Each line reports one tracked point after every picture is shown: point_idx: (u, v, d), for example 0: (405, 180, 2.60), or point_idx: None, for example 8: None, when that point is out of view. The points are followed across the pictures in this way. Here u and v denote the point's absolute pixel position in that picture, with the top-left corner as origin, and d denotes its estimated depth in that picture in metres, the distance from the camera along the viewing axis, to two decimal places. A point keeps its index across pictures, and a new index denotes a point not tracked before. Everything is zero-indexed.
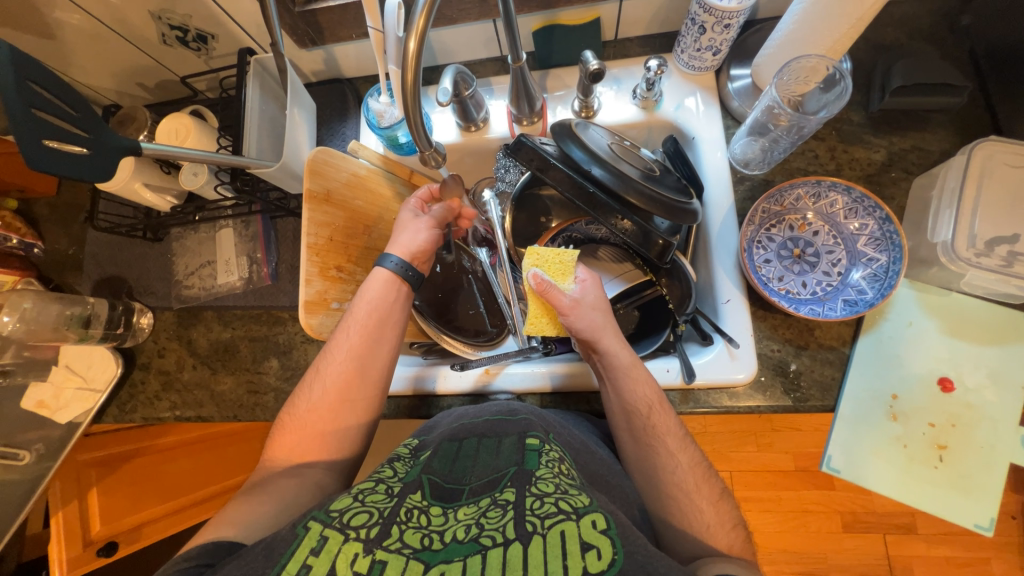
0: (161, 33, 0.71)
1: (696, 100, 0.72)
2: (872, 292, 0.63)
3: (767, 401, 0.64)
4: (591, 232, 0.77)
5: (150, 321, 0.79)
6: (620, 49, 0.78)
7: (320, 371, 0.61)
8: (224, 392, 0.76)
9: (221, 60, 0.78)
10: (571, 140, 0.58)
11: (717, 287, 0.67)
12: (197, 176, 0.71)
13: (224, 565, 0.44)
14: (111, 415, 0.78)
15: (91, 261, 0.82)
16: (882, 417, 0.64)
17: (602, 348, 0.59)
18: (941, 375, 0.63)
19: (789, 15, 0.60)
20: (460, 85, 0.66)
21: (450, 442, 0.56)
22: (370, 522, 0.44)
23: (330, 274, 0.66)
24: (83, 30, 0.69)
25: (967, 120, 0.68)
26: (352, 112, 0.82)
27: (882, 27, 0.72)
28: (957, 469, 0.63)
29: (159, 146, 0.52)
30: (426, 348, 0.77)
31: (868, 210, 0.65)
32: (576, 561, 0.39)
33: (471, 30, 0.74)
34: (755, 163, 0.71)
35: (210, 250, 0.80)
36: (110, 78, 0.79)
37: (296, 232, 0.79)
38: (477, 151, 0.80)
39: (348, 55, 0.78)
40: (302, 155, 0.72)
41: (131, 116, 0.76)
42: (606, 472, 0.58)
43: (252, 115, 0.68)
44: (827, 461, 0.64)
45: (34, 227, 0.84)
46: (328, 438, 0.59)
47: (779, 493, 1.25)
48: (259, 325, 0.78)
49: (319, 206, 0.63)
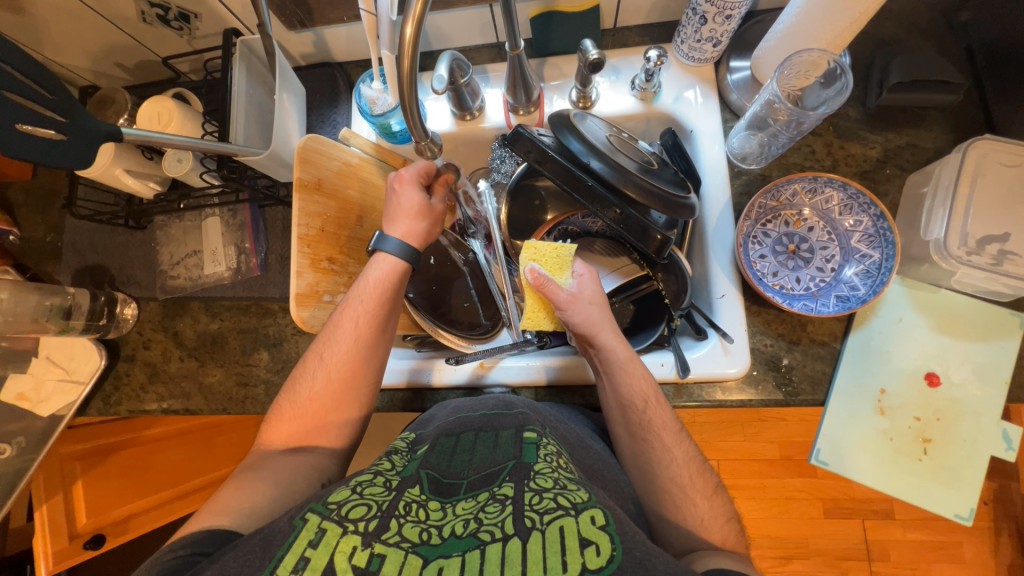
0: (140, 10, 0.68)
1: (695, 93, 0.71)
2: (865, 288, 0.64)
3: (758, 395, 0.65)
4: (587, 225, 0.75)
5: (134, 311, 0.77)
6: (619, 39, 0.76)
7: (323, 359, 0.60)
8: (213, 385, 0.74)
9: (205, 40, 0.75)
10: (569, 131, 0.56)
11: (712, 282, 0.67)
12: (182, 162, 0.68)
13: (219, 554, 0.43)
14: (95, 408, 0.76)
15: (71, 249, 0.79)
16: (870, 410, 0.65)
17: (599, 342, 0.58)
18: (928, 370, 0.65)
19: (792, 7, 0.59)
20: (455, 73, 0.64)
21: (448, 437, 0.55)
22: (369, 515, 0.44)
23: (322, 266, 0.64)
24: (55, 6, 0.65)
25: (960, 118, 0.68)
26: (343, 98, 0.79)
27: (882, 21, 0.71)
28: (938, 460, 0.65)
29: (141, 131, 0.49)
30: (420, 340, 0.75)
31: (864, 207, 0.65)
32: (575, 557, 0.39)
33: (467, 14, 0.71)
34: (753, 157, 0.71)
35: (196, 240, 0.78)
36: (86, 56, 0.76)
37: (286, 221, 0.77)
38: (473, 141, 0.78)
39: (339, 38, 0.75)
40: (291, 143, 0.70)
41: (110, 98, 0.73)
42: (602, 466, 0.58)
43: (239, 100, 0.66)
44: (816, 454, 0.66)
45: (9, 213, 0.81)
46: (328, 426, 0.59)
47: (764, 481, 1.27)
48: (248, 317, 0.76)
49: (310, 195, 0.61)
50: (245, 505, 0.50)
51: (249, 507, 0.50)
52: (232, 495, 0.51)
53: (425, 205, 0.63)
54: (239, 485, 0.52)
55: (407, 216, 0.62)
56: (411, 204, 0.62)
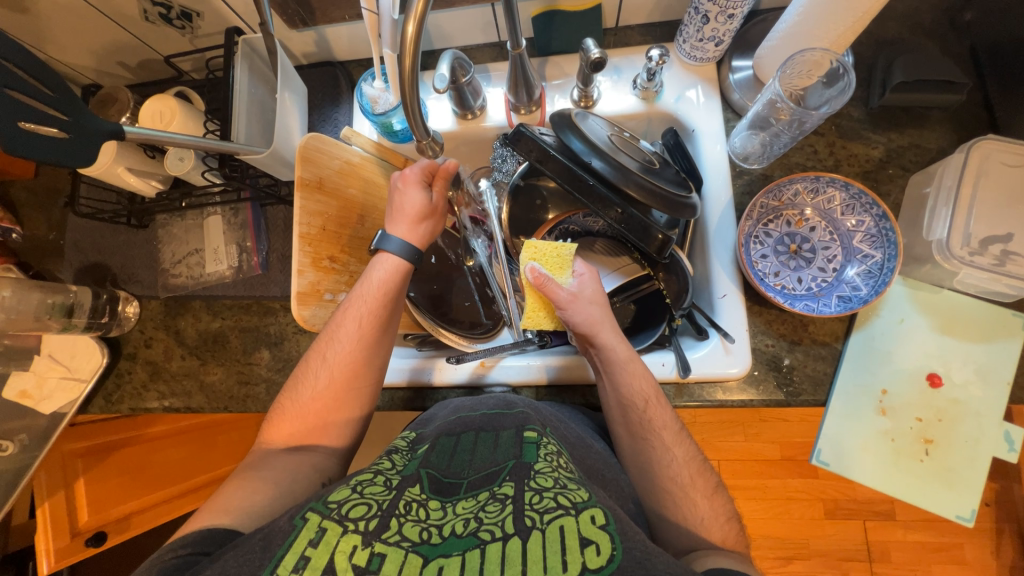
0: (142, 9, 0.68)
1: (696, 92, 0.71)
2: (867, 288, 0.64)
3: (759, 395, 0.65)
4: (588, 225, 0.75)
5: (136, 310, 0.77)
6: (621, 38, 0.76)
7: (325, 358, 0.60)
8: (214, 383, 0.75)
9: (207, 39, 0.75)
10: (571, 131, 0.56)
11: (713, 282, 0.67)
12: (183, 161, 0.68)
13: (220, 554, 0.43)
14: (98, 406, 0.76)
15: (73, 248, 0.79)
16: (871, 411, 0.65)
17: (600, 342, 0.58)
18: (930, 371, 0.64)
19: (794, 6, 0.59)
20: (457, 72, 0.64)
21: (448, 437, 0.55)
22: (369, 514, 0.44)
23: (323, 265, 0.64)
24: (57, 4, 0.65)
25: (963, 118, 0.68)
26: (345, 97, 0.79)
27: (885, 20, 0.71)
28: (940, 461, 0.65)
29: (143, 130, 0.49)
30: (421, 339, 0.75)
31: (866, 207, 0.64)
32: (575, 557, 0.39)
33: (469, 13, 0.71)
34: (755, 157, 0.71)
35: (197, 239, 0.78)
36: (89, 55, 0.76)
37: (287, 220, 0.77)
38: (474, 140, 0.78)
39: (340, 37, 0.75)
40: (293, 142, 0.70)
41: (113, 97, 0.73)
42: (602, 466, 0.58)
43: (241, 99, 0.66)
44: (817, 454, 0.66)
45: (12, 212, 0.81)
46: (329, 425, 0.59)
47: (765, 482, 1.27)
48: (249, 316, 0.76)
49: (312, 194, 0.61)
50: (245, 505, 0.50)
51: (249, 506, 0.50)
52: (233, 494, 0.51)
53: (427, 207, 0.63)
54: (240, 484, 0.52)
55: (409, 215, 0.62)
56: (413, 205, 0.62)
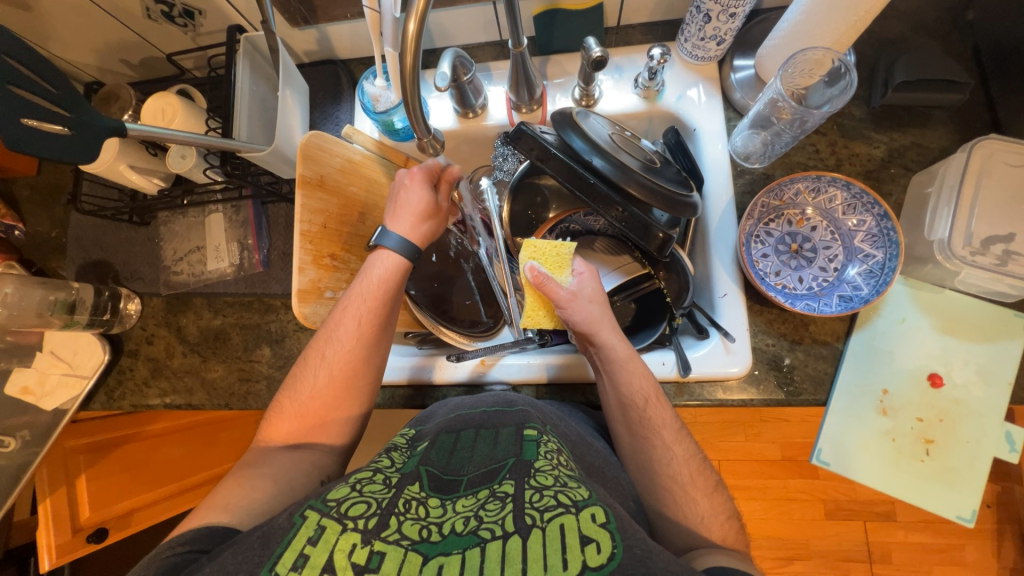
0: (145, 7, 0.68)
1: (698, 92, 0.71)
2: (867, 288, 0.64)
3: (760, 394, 0.65)
4: (590, 223, 0.75)
5: (137, 307, 0.78)
6: (623, 37, 0.76)
7: (324, 358, 0.60)
8: (216, 380, 0.75)
9: (210, 37, 0.75)
10: (571, 129, 0.56)
11: (714, 280, 0.67)
12: (185, 158, 0.68)
13: (219, 551, 0.43)
14: (99, 403, 0.77)
15: (75, 245, 0.79)
16: (872, 411, 0.65)
17: (599, 340, 0.58)
18: (930, 371, 0.64)
19: (796, 5, 0.58)
20: (459, 70, 0.64)
21: (448, 434, 0.56)
22: (369, 512, 0.44)
23: (324, 263, 0.64)
24: (60, 2, 0.65)
25: (965, 118, 0.68)
26: (346, 95, 0.79)
27: (887, 19, 0.71)
28: (941, 461, 0.65)
29: (146, 127, 0.49)
30: (421, 338, 0.75)
31: (867, 207, 0.64)
32: (576, 555, 0.39)
33: (471, 12, 0.71)
34: (756, 156, 0.71)
35: (199, 236, 0.78)
36: (92, 53, 0.76)
37: (288, 219, 0.77)
38: (475, 138, 0.78)
39: (342, 35, 0.75)
40: (294, 140, 0.70)
41: (115, 94, 0.73)
42: (602, 464, 0.58)
43: (242, 97, 0.66)
44: (817, 454, 0.65)
45: (15, 209, 0.81)
46: (329, 423, 0.60)
47: (766, 482, 1.27)
48: (250, 313, 0.76)
49: (313, 191, 0.61)
50: (245, 502, 0.50)
51: (249, 503, 0.50)
52: (232, 491, 0.51)
53: (430, 204, 0.63)
54: (240, 481, 0.52)
55: (412, 213, 0.62)
56: (417, 203, 0.62)
